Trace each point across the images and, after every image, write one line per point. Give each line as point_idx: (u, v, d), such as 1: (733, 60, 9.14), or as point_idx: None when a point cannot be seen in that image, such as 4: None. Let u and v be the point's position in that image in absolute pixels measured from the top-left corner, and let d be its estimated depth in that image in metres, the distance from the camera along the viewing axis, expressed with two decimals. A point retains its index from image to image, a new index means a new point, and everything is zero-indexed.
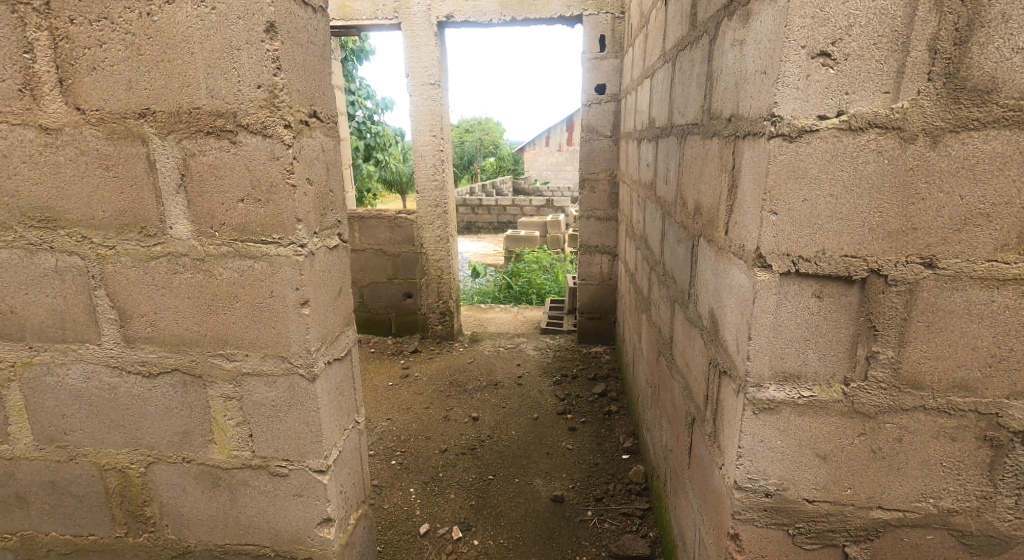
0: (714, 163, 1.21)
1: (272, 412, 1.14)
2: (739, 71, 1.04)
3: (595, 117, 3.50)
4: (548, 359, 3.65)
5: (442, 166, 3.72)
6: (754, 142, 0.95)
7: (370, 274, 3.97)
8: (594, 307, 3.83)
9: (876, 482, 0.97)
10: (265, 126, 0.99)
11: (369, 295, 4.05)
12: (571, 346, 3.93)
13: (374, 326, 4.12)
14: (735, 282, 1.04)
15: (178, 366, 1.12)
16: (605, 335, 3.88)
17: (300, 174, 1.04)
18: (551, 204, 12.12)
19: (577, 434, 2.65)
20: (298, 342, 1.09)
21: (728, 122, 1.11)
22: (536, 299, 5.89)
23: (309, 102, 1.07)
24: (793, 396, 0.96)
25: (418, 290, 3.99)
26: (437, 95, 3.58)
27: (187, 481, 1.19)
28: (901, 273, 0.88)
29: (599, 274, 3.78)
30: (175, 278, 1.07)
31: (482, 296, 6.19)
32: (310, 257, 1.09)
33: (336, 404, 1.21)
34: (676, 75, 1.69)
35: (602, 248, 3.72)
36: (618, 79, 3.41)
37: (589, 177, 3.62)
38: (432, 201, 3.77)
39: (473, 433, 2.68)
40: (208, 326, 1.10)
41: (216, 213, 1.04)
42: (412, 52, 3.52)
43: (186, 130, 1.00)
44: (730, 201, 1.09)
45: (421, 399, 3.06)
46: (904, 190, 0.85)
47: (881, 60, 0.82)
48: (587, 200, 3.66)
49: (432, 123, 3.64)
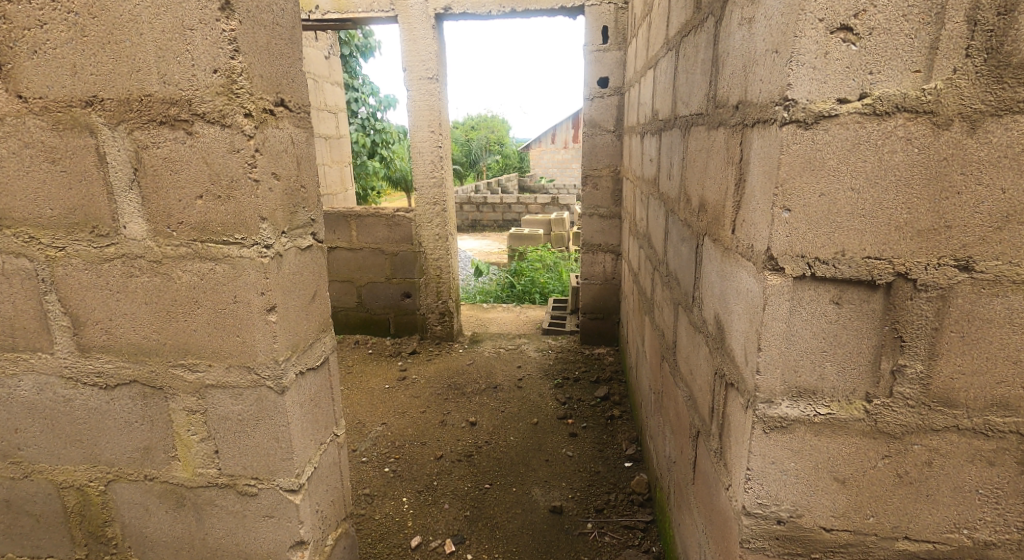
0: (720, 155, 1.11)
1: (238, 427, 1.05)
2: (747, 52, 0.94)
3: (598, 111, 3.40)
4: (549, 361, 3.56)
5: (441, 163, 3.63)
6: (764, 130, 0.85)
7: (368, 274, 3.90)
8: (597, 308, 3.74)
9: (903, 511, 0.87)
10: (224, 114, 0.91)
11: (367, 295, 3.97)
12: (573, 346, 3.83)
13: (372, 327, 4.03)
14: (743, 286, 0.94)
15: (137, 378, 1.03)
16: (609, 336, 3.79)
17: (264, 168, 0.95)
18: (556, 201, 12.01)
19: (578, 440, 2.56)
20: (265, 352, 1.01)
21: (735, 109, 1.01)
22: (540, 299, 5.83)
23: (274, 89, 0.99)
24: (808, 412, 0.86)
25: (417, 290, 3.90)
26: (436, 89, 3.49)
27: (150, 500, 1.10)
28: (933, 277, 0.77)
29: (602, 274, 3.68)
30: (131, 282, 0.99)
31: (484, 295, 6.11)
32: (277, 259, 1.00)
33: (310, 417, 1.12)
34: (679, 66, 1.59)
35: (605, 246, 3.62)
36: (621, 72, 3.30)
37: (591, 173, 3.52)
38: (431, 198, 3.68)
39: (470, 439, 2.59)
40: (168, 335, 1.01)
41: (173, 211, 0.96)
42: (409, 45, 3.43)
43: (138, 119, 0.91)
44: (738, 197, 1.00)
45: (418, 403, 2.98)
46: (938, 182, 0.74)
47: (912, 35, 0.71)
48: (590, 197, 3.56)
49: (430, 118, 3.55)
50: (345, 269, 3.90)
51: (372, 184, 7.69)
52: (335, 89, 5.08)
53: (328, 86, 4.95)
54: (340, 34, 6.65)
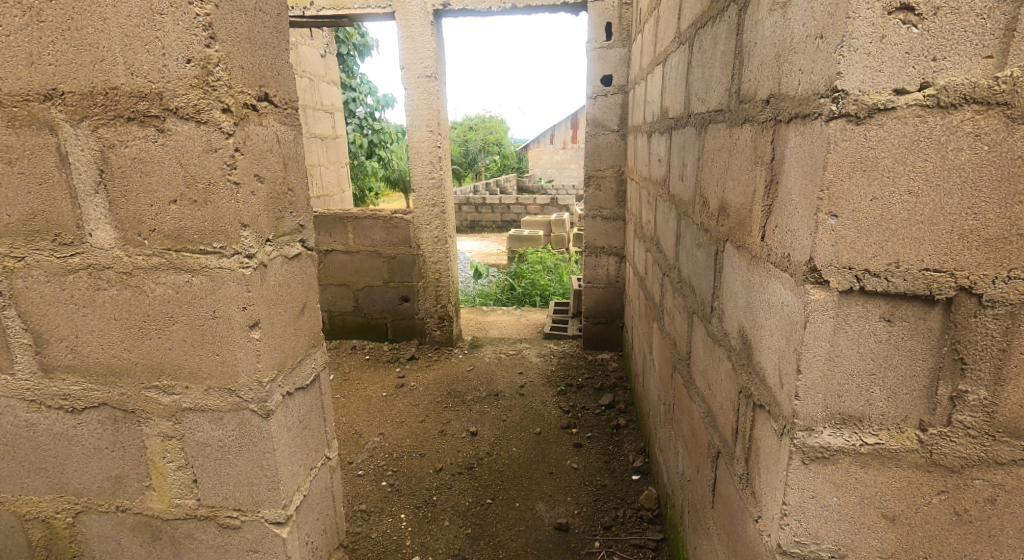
0: (746, 155, 1.03)
1: (219, 454, 0.96)
2: (780, 40, 0.85)
3: (601, 110, 3.32)
4: (552, 367, 3.47)
5: (440, 163, 3.54)
6: (804, 126, 0.76)
7: (365, 277, 3.81)
8: (600, 312, 3.65)
9: (960, 552, 0.78)
10: (198, 110, 0.81)
11: (364, 299, 3.87)
12: (576, 352, 3.75)
13: (370, 331, 3.94)
14: (777, 299, 0.85)
15: (107, 401, 0.94)
16: (612, 341, 3.70)
17: (245, 170, 0.86)
18: (555, 202, 11.93)
19: (583, 451, 2.47)
20: (248, 373, 0.91)
21: (765, 104, 0.92)
22: (540, 302, 5.74)
23: (257, 82, 0.90)
24: (854, 442, 0.77)
25: (416, 294, 3.81)
26: (434, 88, 3.40)
27: (123, 534, 1.01)
28: (1001, 293, 0.68)
29: (605, 277, 3.59)
30: (98, 296, 0.89)
31: (483, 297, 6.02)
32: (261, 270, 0.90)
33: (299, 441, 1.03)
34: (693, 60, 1.50)
35: (608, 249, 3.53)
36: (625, 70, 3.22)
37: (594, 173, 3.43)
38: (430, 200, 3.59)
39: (471, 451, 2.50)
40: (139, 354, 0.92)
41: (144, 217, 0.86)
42: (407, 42, 3.35)
43: (102, 115, 0.82)
44: (769, 201, 0.91)
45: (416, 413, 2.89)
46: (1011, 185, 0.65)
47: (984, 14, 0.62)
48: (593, 199, 3.47)
49: (429, 117, 3.46)
50: (342, 272, 3.81)
51: (369, 185, 7.60)
52: (332, 88, 5.00)
53: (325, 85, 4.86)
54: (337, 33, 6.58)
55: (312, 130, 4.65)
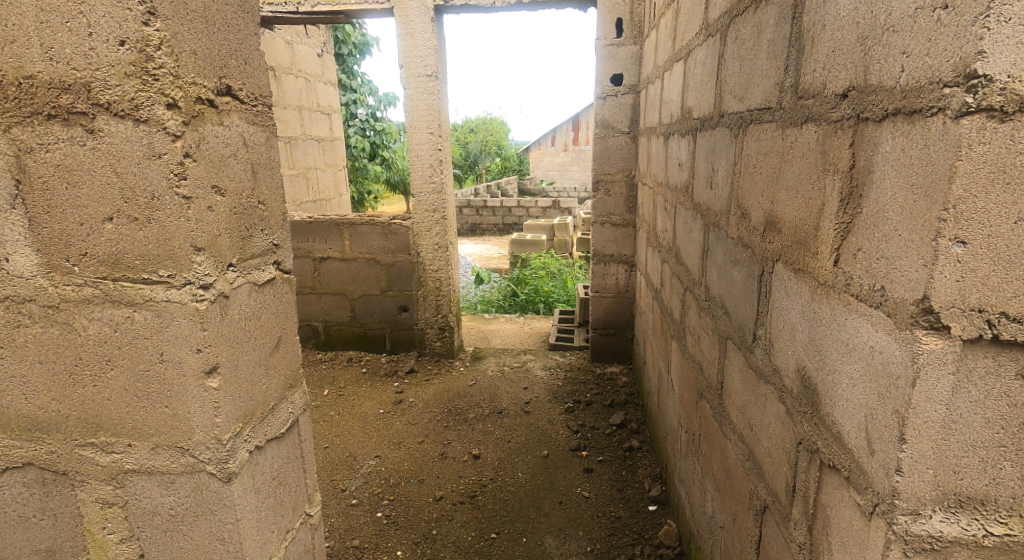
0: (809, 160, 0.86)
1: (171, 525, 0.79)
2: (866, 17, 0.69)
3: (611, 111, 3.16)
4: (558, 382, 3.31)
5: (441, 168, 3.38)
6: (912, 126, 0.59)
7: (362, 286, 3.65)
8: (609, 323, 3.49)
9: None
10: (137, 105, 0.64)
11: (361, 308, 3.71)
12: (583, 364, 3.58)
13: (367, 343, 3.77)
14: (864, 342, 0.68)
15: (32, 460, 0.77)
16: (621, 353, 3.54)
17: (198, 180, 0.69)
18: (557, 205, 11.77)
19: (595, 477, 2.31)
20: (204, 429, 0.74)
21: (840, 99, 0.76)
22: (544, 310, 5.59)
23: (219, 72, 0.73)
24: (974, 532, 0.60)
25: (415, 303, 3.65)
26: (434, 88, 3.26)
27: None
28: None
29: (614, 286, 3.43)
30: (18, 334, 0.72)
31: (485, 304, 5.86)
32: (219, 304, 0.73)
33: (271, 503, 0.86)
34: (727, 54, 1.34)
35: (618, 257, 3.37)
36: (636, 69, 3.06)
37: (603, 178, 3.28)
38: (431, 205, 3.44)
39: (474, 476, 2.34)
40: (71, 404, 0.74)
41: (73, 238, 0.69)
42: (407, 40, 3.20)
43: (17, 112, 0.65)
44: (845, 218, 0.74)
45: (415, 433, 2.73)
46: None
47: None
48: (601, 204, 3.32)
49: (429, 119, 3.31)
50: (338, 280, 3.66)
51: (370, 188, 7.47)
52: (330, 88, 4.85)
53: (322, 86, 4.71)
54: (337, 33, 6.45)
55: (308, 132, 4.50)
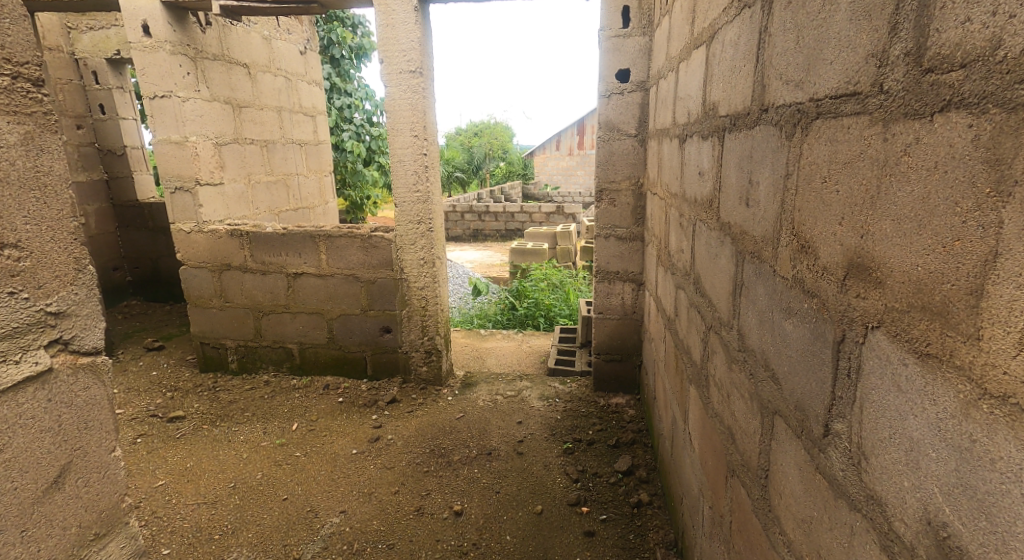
0: (944, 172, 0.53)
1: None
2: None
3: (616, 111, 2.83)
4: (556, 416, 2.98)
5: (426, 174, 3.08)
6: None
7: (341, 305, 3.32)
8: (614, 348, 3.15)
9: None
10: None
11: (339, 329, 3.37)
12: (586, 393, 3.23)
13: (346, 367, 3.43)
14: None
15: None
16: (628, 381, 3.19)
17: None
18: (561, 210, 11.42)
19: (597, 543, 1.97)
20: None
21: None
22: (544, 325, 5.25)
23: None
24: None
25: (398, 324, 3.31)
26: (419, 85, 2.96)
27: None
28: None
29: (620, 307, 3.08)
30: None
31: (482, 319, 5.51)
32: None
33: None
34: (773, 28, 1.01)
35: (624, 274, 3.03)
36: (645, 63, 2.73)
37: (607, 186, 2.94)
38: (415, 216, 3.13)
39: (454, 540, 2.02)
40: None
41: None
42: (386, 31, 2.91)
43: None
44: None
45: (390, 479, 2.40)
46: None
47: None
48: (605, 216, 2.97)
49: (413, 120, 3.01)
50: (314, 298, 3.33)
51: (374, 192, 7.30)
52: (314, 88, 4.52)
53: (305, 86, 4.38)
54: (332, 36, 6.35)
55: (290, 135, 4.17)
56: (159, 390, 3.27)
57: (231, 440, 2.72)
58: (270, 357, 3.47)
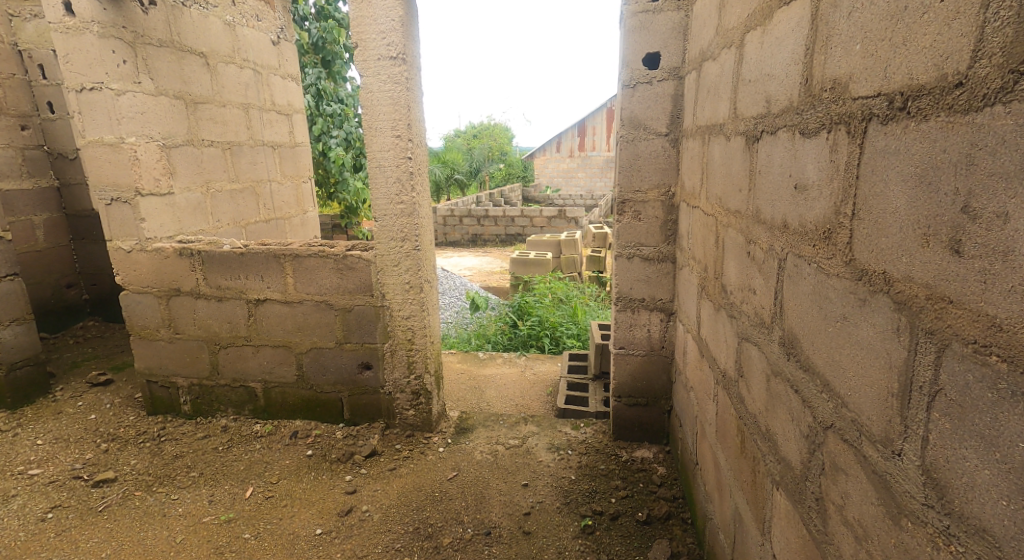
0: None
1: None
2: None
3: (643, 105, 2.31)
4: (570, 477, 2.45)
5: (411, 183, 2.55)
6: None
7: (311, 337, 2.80)
8: (637, 390, 2.62)
9: None
10: None
11: (310, 366, 2.84)
12: (604, 442, 2.71)
13: (318, 411, 2.89)
14: None
15: None
16: (654, 429, 2.66)
17: None
18: (563, 214, 10.91)
19: None
20: None
21: None
22: (549, 346, 4.71)
23: None
24: None
25: (380, 360, 2.78)
26: (402, 74, 2.44)
27: None
28: None
29: (646, 341, 2.56)
30: None
31: (480, 339, 4.98)
32: None
33: None
34: None
35: (651, 302, 2.51)
36: (680, 45, 2.23)
37: (631, 196, 2.41)
38: (399, 233, 2.61)
39: None
40: None
41: None
42: (360, 8, 2.40)
43: None
44: None
45: None
46: None
47: None
48: (629, 232, 2.45)
49: (395, 115, 2.48)
50: (279, 329, 2.81)
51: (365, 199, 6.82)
52: (289, 83, 3.99)
53: (279, 81, 3.86)
54: (326, 35, 5.91)
55: (259, 136, 3.64)
56: (93, 440, 2.73)
57: (166, 514, 2.20)
58: (228, 398, 2.94)
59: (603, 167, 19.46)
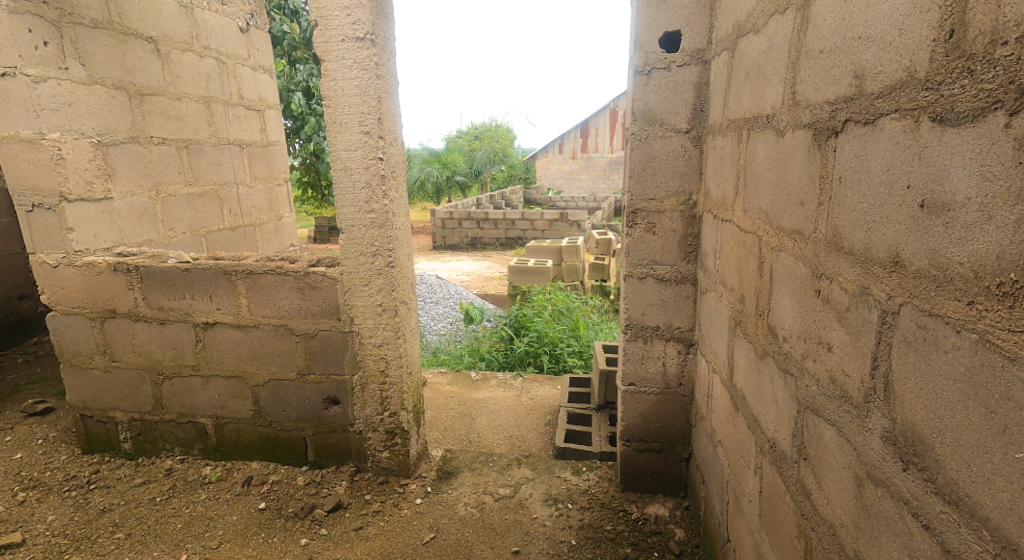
0: None
1: None
2: None
3: (660, 94, 1.90)
4: (570, 541, 2.04)
5: (383, 188, 2.15)
6: None
7: (268, 366, 2.39)
8: (649, 434, 2.21)
9: None
10: None
11: (268, 400, 2.44)
12: (610, 493, 2.30)
13: (278, 451, 2.49)
14: None
15: None
16: (668, 479, 2.25)
17: None
18: (565, 217, 10.48)
19: None
20: None
21: None
22: (549, 365, 4.30)
23: None
24: None
25: (348, 394, 2.38)
26: (371, 57, 2.04)
27: None
28: None
29: (659, 377, 2.15)
30: None
31: (474, 355, 4.58)
32: None
33: None
34: None
35: (666, 331, 2.10)
36: (704, 21, 1.82)
37: (644, 204, 2.01)
38: (369, 247, 2.20)
39: None
40: None
41: None
42: None
43: None
44: None
45: None
46: None
47: None
48: (641, 248, 2.04)
49: (363, 107, 2.08)
50: (232, 357, 2.41)
51: None
52: (260, 75, 3.59)
53: (247, 72, 3.46)
54: None
55: (223, 134, 3.23)
56: (10, 487, 2.33)
57: None
58: (174, 435, 2.53)
59: (606, 170, 19.03)
